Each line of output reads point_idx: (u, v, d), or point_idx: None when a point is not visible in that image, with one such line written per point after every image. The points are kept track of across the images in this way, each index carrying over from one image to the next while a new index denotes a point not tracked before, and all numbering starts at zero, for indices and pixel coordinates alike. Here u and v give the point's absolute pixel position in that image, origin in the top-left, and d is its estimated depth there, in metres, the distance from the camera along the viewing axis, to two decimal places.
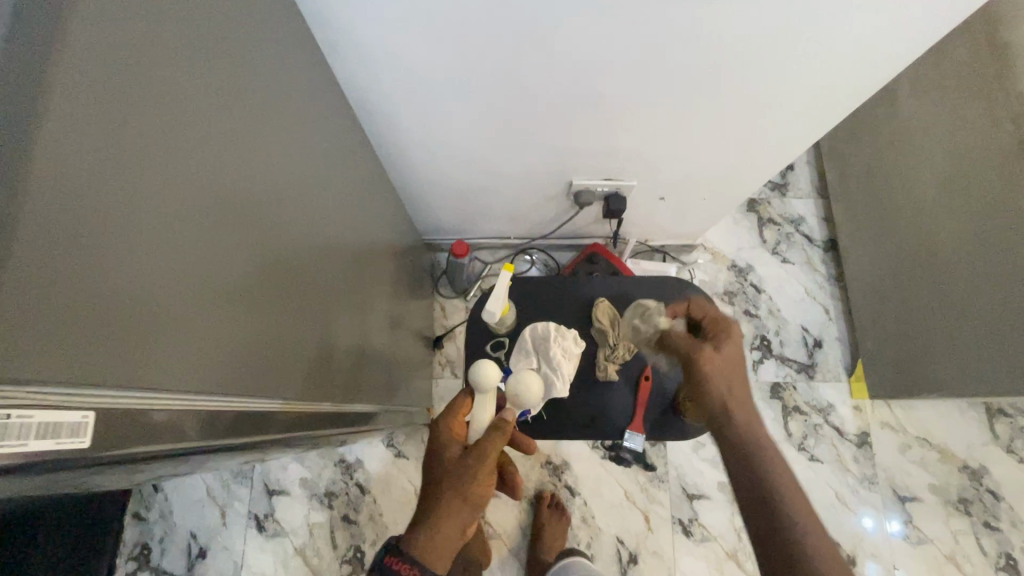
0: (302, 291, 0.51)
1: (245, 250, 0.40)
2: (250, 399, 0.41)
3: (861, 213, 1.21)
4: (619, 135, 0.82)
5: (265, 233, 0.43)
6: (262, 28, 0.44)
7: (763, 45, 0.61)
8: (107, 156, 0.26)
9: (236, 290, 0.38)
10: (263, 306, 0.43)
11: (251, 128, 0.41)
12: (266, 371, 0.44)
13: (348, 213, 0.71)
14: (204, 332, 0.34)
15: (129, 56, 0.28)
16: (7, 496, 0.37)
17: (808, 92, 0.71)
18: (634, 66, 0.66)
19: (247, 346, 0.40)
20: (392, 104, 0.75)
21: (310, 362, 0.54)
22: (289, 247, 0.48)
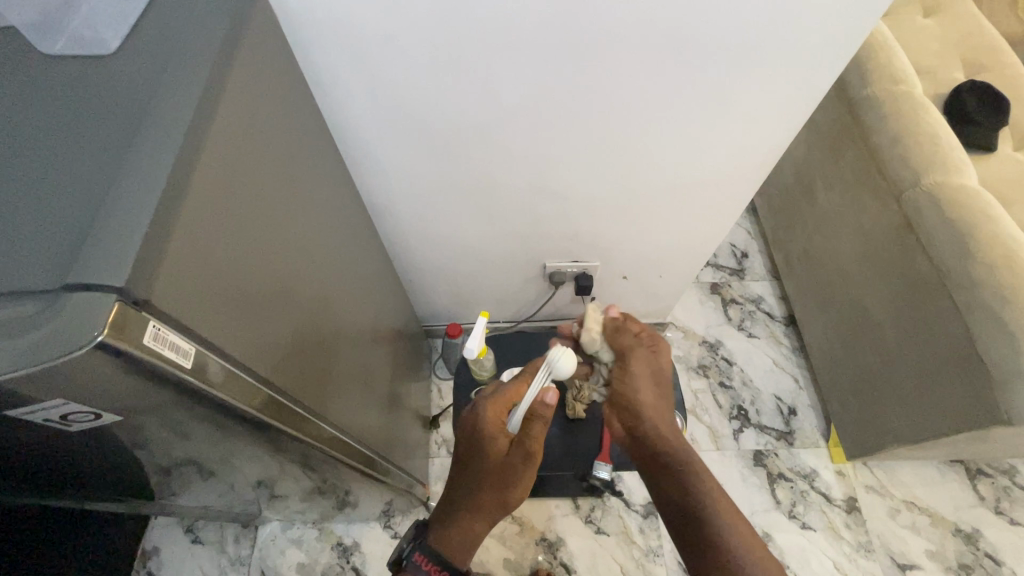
0: (309, 331, 0.65)
1: (276, 282, 0.54)
2: (273, 388, 0.52)
3: (807, 288, 1.38)
4: (578, 221, 1.02)
5: (290, 275, 0.59)
6: (303, 136, 0.65)
7: (670, 138, 0.83)
8: (215, 187, 0.42)
9: (269, 308, 0.52)
10: (285, 329, 0.56)
11: (288, 202, 0.59)
12: (286, 380, 0.56)
13: (356, 283, 0.88)
14: (248, 317, 0.47)
15: (235, 136, 0.46)
16: (91, 451, 0.49)
17: (714, 175, 0.92)
18: (577, 161, 0.88)
19: (275, 352, 0.53)
20: (395, 200, 0.96)
21: (316, 384, 0.66)
22: (302, 283, 0.63)
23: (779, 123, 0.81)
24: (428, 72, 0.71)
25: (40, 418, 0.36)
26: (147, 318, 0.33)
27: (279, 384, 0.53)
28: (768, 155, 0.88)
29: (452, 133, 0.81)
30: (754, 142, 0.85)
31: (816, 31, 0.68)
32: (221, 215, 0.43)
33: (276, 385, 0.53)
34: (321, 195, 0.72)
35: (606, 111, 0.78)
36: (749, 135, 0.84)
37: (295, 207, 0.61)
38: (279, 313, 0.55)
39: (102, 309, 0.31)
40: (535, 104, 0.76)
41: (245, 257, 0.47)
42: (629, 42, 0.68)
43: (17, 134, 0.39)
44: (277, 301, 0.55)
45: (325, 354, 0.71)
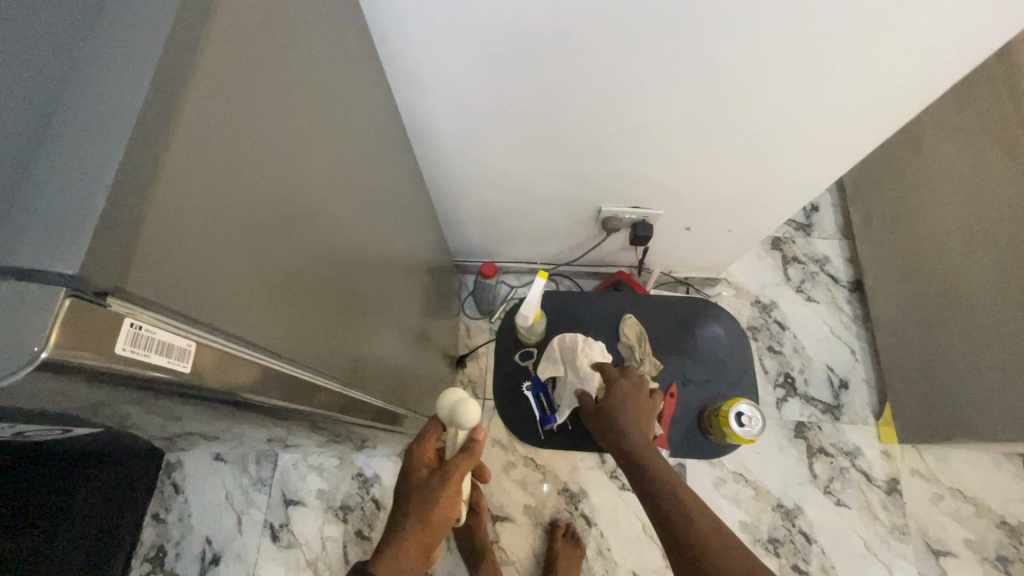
0: (340, 288, 0.54)
1: (301, 232, 0.42)
2: (300, 365, 0.43)
3: (887, 254, 1.22)
4: (649, 161, 0.87)
5: (318, 222, 0.47)
6: (334, 35, 0.50)
7: (792, 74, 0.65)
8: (226, 110, 0.30)
9: (292, 267, 0.41)
10: (312, 289, 0.46)
11: (318, 126, 0.46)
12: (311, 351, 0.46)
13: (388, 221, 0.76)
14: (268, 286, 0.37)
15: (248, 34, 0.33)
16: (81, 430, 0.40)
17: (831, 121, 0.74)
18: (666, 91, 0.70)
19: (299, 321, 0.43)
20: (437, 121, 0.81)
21: (345, 346, 0.57)
22: (334, 230, 0.52)
23: (945, 63, 0.62)
24: None
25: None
26: (123, 315, 0.23)
27: (304, 358, 0.43)
28: (907, 106, 0.69)
29: (518, 44, 0.64)
30: (898, 87, 0.66)
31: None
32: (228, 151, 0.30)
33: (303, 362, 0.44)
34: (355, 115, 0.58)
35: (722, 33, 0.60)
36: (892, 78, 0.65)
37: (324, 131, 0.48)
38: (307, 276, 0.44)
39: (37, 306, 0.20)
40: (630, 14, 0.59)
41: (260, 205, 0.35)
42: None
43: None
44: (303, 257, 0.43)
45: (355, 308, 0.61)
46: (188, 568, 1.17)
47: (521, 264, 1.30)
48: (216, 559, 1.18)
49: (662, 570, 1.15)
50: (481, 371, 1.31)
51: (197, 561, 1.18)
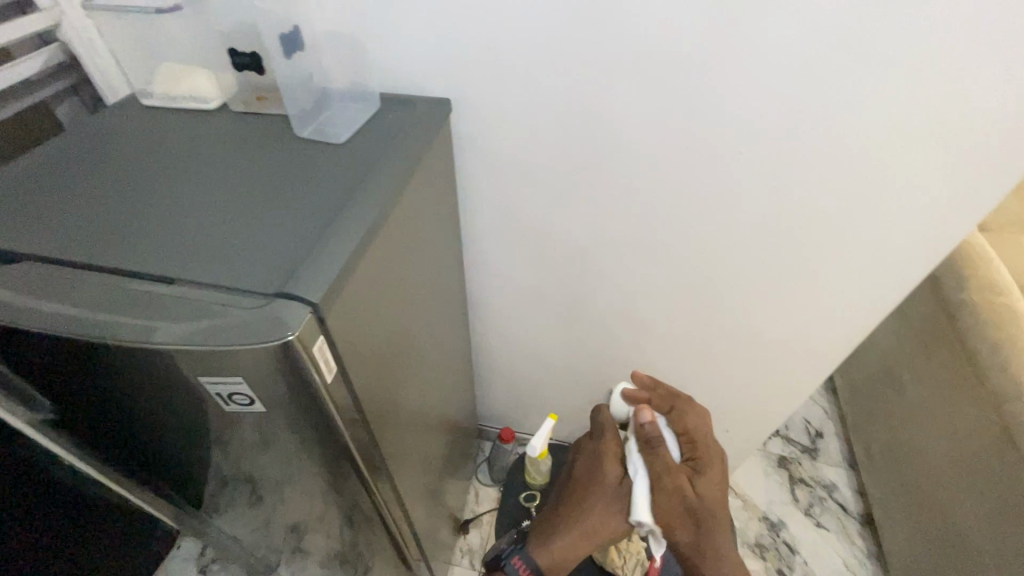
0: (402, 396, 0.71)
1: (394, 339, 0.62)
2: (371, 427, 0.59)
3: (889, 487, 1.26)
4: (654, 355, 1.05)
5: (407, 334, 0.67)
6: (444, 230, 0.78)
7: (759, 300, 0.88)
8: (386, 248, 0.54)
9: (383, 361, 0.59)
10: (388, 383, 0.63)
11: (422, 280, 0.69)
12: (377, 429, 0.61)
13: (442, 365, 0.95)
14: (374, 358, 0.56)
15: (406, 214, 0.59)
16: (221, 440, 0.57)
17: (798, 342, 0.93)
18: (663, 301, 0.93)
19: (378, 402, 0.59)
20: (488, 301, 1.05)
21: (392, 438, 0.71)
22: (412, 344, 0.72)
23: (872, 309, 0.83)
24: (552, 204, 0.82)
25: (211, 390, 0.45)
26: (318, 330, 0.42)
27: (374, 422, 0.59)
28: (856, 337, 0.89)
29: (557, 257, 0.90)
30: (840, 321, 0.87)
31: (919, 240, 0.72)
32: (375, 273, 0.53)
33: (372, 425, 0.59)
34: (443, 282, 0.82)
35: (702, 268, 0.85)
36: (838, 315, 0.86)
37: (425, 283, 0.71)
38: (391, 365, 0.63)
39: (296, 314, 0.40)
40: (636, 247, 0.85)
41: (380, 309, 0.56)
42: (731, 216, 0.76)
43: (263, 182, 0.54)
44: (391, 358, 0.62)
45: (403, 420, 0.76)
46: None
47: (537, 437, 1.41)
48: None
49: None
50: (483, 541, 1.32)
51: None
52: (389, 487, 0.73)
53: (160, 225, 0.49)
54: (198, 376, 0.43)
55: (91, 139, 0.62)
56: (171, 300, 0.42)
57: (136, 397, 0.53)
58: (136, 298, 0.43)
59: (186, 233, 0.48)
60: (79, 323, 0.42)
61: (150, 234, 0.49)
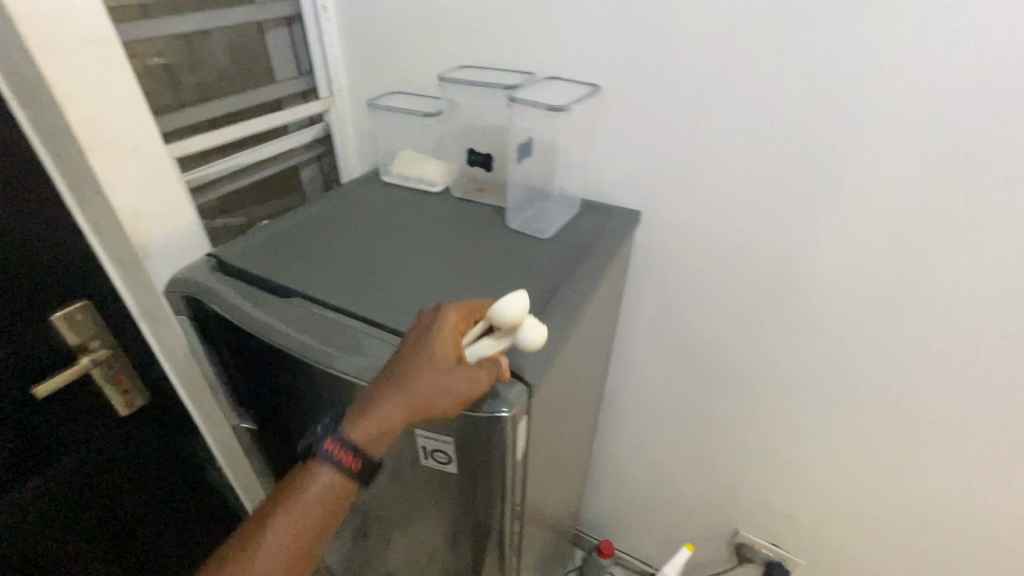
0: (542, 487, 0.70)
1: (555, 428, 0.63)
2: (522, 517, 0.59)
3: None
4: (798, 504, 0.93)
5: (562, 426, 0.68)
6: (608, 327, 0.79)
7: (945, 467, 0.76)
8: (574, 339, 0.57)
9: (545, 448, 0.60)
10: (540, 471, 0.63)
11: (584, 373, 0.71)
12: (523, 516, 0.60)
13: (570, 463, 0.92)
14: (539, 444, 0.57)
15: (592, 311, 0.62)
16: (376, 501, 0.58)
17: (989, 528, 0.79)
18: (825, 446, 0.84)
19: (532, 488, 0.59)
20: (619, 409, 1.01)
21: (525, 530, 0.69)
22: (561, 435, 0.72)
23: None
24: (717, 320, 0.81)
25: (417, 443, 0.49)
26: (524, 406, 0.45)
27: (525, 512, 0.59)
28: None
29: (710, 371, 0.87)
30: None
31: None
32: (563, 360, 0.56)
33: (524, 516, 0.59)
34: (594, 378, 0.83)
35: (880, 417, 0.77)
36: None
37: (585, 376, 0.72)
38: (546, 456, 0.63)
39: (515, 388, 0.44)
40: (802, 380, 0.80)
41: (555, 397, 0.58)
42: (922, 371, 0.70)
43: (482, 262, 0.60)
44: (548, 446, 0.63)
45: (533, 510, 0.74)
46: None
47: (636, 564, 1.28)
48: None
49: None
50: None
51: None
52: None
53: (399, 284, 0.57)
54: (414, 428, 0.47)
55: (337, 197, 0.74)
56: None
57: (331, 434, 0.58)
58: (384, 350, 0.49)
59: (421, 297, 0.55)
60: (339, 365, 0.49)
61: (392, 292, 0.56)
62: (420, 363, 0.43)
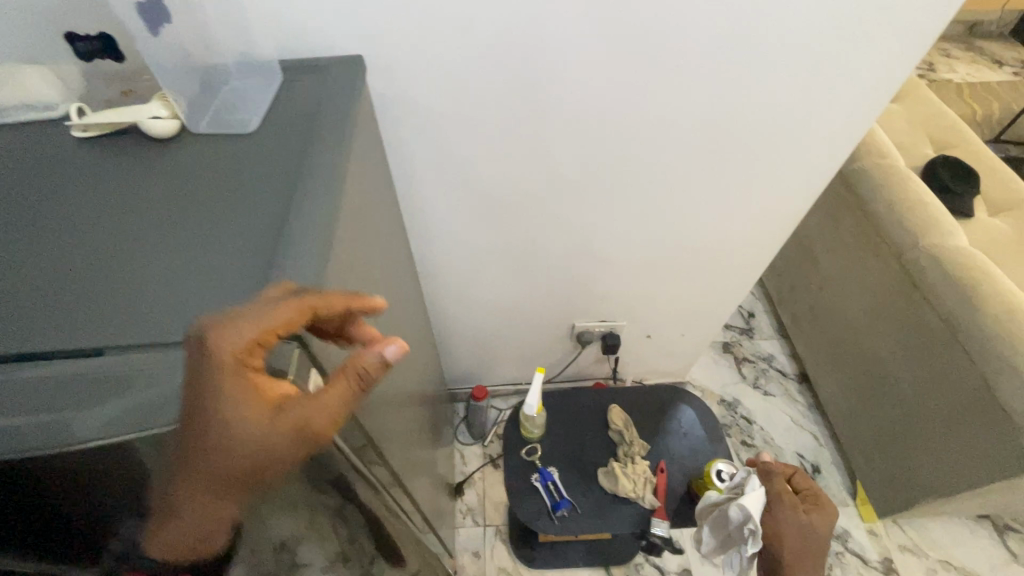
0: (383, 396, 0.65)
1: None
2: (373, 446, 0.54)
3: (819, 347, 1.44)
4: (611, 281, 1.05)
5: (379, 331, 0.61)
6: (385, 200, 0.69)
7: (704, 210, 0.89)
8: (348, 246, 0.47)
9: (366, 369, 0.53)
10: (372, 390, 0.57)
11: (377, 269, 0.62)
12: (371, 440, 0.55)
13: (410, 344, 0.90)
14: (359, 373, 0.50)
15: (356, 202, 0.52)
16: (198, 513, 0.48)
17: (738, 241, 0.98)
18: (616, 229, 0.92)
19: (374, 410, 0.55)
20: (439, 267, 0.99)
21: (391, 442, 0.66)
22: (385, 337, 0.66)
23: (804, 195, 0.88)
24: (491, 150, 0.76)
25: None
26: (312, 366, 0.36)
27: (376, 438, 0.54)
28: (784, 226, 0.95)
29: (503, 201, 0.85)
30: (772, 213, 0.91)
31: (849, 121, 0.76)
32: (345, 276, 0.46)
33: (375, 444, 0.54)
34: (393, 264, 0.75)
35: (649, 189, 0.84)
36: (770, 207, 0.90)
37: (381, 272, 0.64)
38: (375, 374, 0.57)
39: None
40: (583, 180, 0.82)
41: (354, 319, 0.49)
42: (672, 134, 0.75)
43: (165, 209, 0.44)
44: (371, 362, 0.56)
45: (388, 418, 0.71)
46: None
47: (509, 386, 1.42)
48: None
49: None
50: (479, 495, 1.33)
51: None
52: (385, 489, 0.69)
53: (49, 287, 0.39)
54: (175, 456, 0.35)
55: None
56: (94, 382, 0.34)
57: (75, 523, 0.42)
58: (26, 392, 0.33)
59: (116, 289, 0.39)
60: None
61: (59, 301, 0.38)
62: (228, 443, 0.33)
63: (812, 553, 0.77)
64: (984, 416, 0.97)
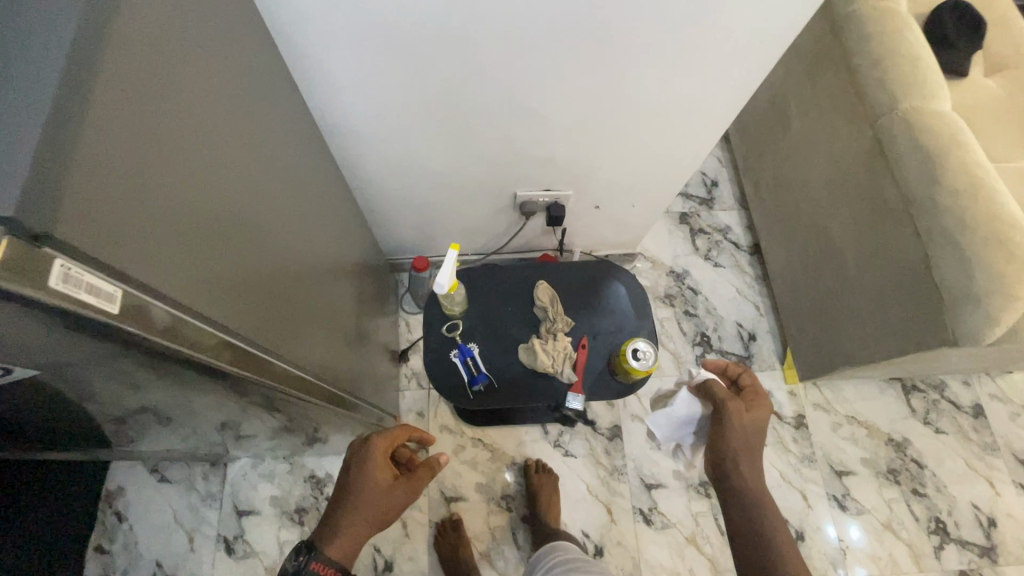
0: (266, 279, 0.57)
1: (213, 218, 0.45)
2: (242, 337, 0.49)
3: (774, 220, 1.39)
4: (551, 146, 0.94)
5: (242, 207, 0.52)
6: (236, 37, 0.54)
7: (657, 64, 0.75)
8: (139, 99, 0.36)
9: (212, 253, 0.44)
10: (235, 274, 0.48)
11: (223, 127, 0.50)
12: (239, 328, 0.48)
13: (319, 214, 0.81)
14: (202, 257, 0.42)
15: (152, 36, 0.39)
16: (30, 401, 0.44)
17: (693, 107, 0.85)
18: (552, 85, 0.79)
19: (238, 299, 0.48)
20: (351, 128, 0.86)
21: (283, 326, 0.61)
22: (262, 214, 0.57)
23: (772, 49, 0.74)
24: None
25: None
26: (52, 257, 0.28)
27: (243, 327, 0.49)
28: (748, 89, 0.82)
29: (409, 44, 0.69)
30: (736, 71, 0.77)
31: None
32: (138, 138, 0.36)
33: (243, 334, 0.49)
34: (266, 122, 0.62)
35: (588, 34, 0.69)
36: (734, 64, 0.76)
37: (233, 131, 0.52)
38: (240, 256, 0.50)
39: None
40: (506, 20, 0.66)
41: (166, 192, 0.38)
42: None
43: None
44: (220, 242, 0.46)
45: (291, 302, 0.65)
46: None
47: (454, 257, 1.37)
48: None
49: (610, 524, 1.24)
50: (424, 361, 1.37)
51: None
52: (297, 369, 0.65)
53: None
54: None
55: None
56: None
57: None
58: None
59: None
60: None
61: None
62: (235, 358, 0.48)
63: (752, 448, 0.83)
64: (916, 294, 0.96)
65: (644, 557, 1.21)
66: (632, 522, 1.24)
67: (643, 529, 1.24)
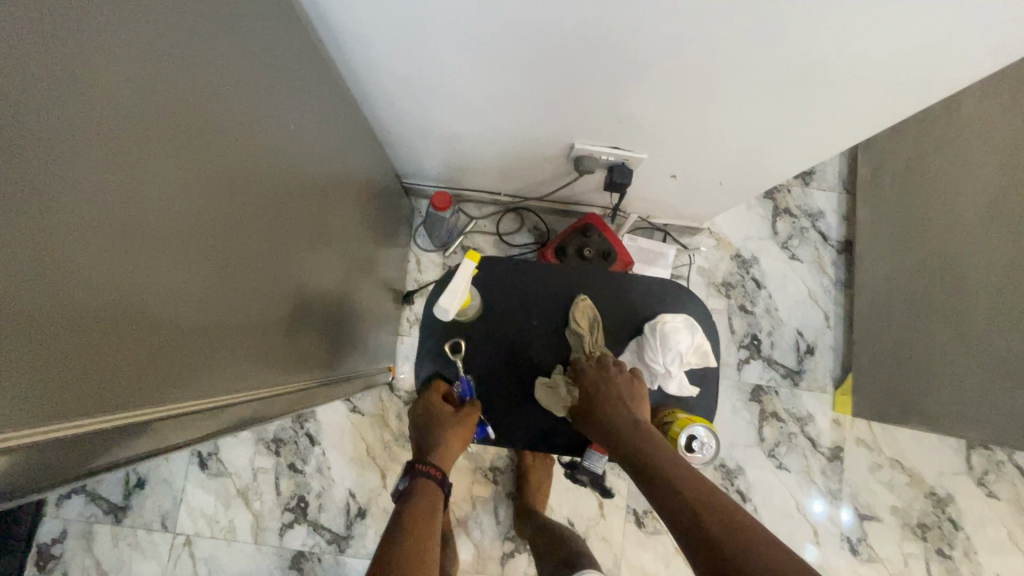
0: (189, 297, 0.38)
1: (39, 253, 0.26)
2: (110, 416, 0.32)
3: (886, 222, 1.11)
4: (635, 101, 0.68)
5: (143, 204, 0.33)
6: None
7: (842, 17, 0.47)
8: None
9: (15, 312, 0.25)
10: (88, 325, 0.30)
11: (98, 73, 0.29)
12: (88, 406, 0.31)
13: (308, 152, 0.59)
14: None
15: None
16: None
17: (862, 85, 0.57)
18: (664, 25, 0.51)
19: (102, 362, 0.31)
20: (365, 37, 0.61)
21: (223, 347, 0.44)
22: (193, 199, 0.38)
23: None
24: None
25: None
26: None
27: (115, 398, 0.33)
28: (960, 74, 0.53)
29: None
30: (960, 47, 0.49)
31: None
32: None
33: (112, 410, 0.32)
34: (218, 39, 0.39)
35: None
36: (962, 34, 0.47)
37: (124, 75, 0.30)
38: (122, 289, 0.32)
39: None
40: None
41: None
42: None
43: None
44: (67, 284, 0.28)
45: (245, 302, 0.47)
46: (112, 490, 1.14)
47: (484, 194, 1.15)
48: (140, 483, 1.14)
49: (598, 519, 1.15)
50: None
51: (121, 484, 1.14)
52: (250, 391, 0.50)
53: None
54: None
55: None
56: None
57: None
58: None
59: None
60: None
61: None
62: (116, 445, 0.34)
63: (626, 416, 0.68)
64: None
65: (627, 558, 1.14)
66: (623, 521, 1.15)
67: (632, 530, 1.15)
